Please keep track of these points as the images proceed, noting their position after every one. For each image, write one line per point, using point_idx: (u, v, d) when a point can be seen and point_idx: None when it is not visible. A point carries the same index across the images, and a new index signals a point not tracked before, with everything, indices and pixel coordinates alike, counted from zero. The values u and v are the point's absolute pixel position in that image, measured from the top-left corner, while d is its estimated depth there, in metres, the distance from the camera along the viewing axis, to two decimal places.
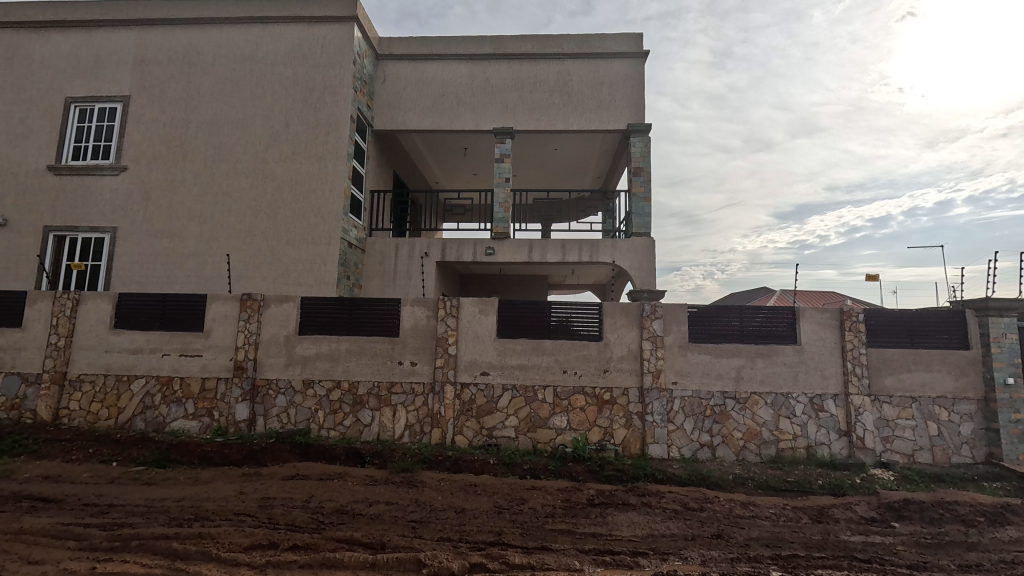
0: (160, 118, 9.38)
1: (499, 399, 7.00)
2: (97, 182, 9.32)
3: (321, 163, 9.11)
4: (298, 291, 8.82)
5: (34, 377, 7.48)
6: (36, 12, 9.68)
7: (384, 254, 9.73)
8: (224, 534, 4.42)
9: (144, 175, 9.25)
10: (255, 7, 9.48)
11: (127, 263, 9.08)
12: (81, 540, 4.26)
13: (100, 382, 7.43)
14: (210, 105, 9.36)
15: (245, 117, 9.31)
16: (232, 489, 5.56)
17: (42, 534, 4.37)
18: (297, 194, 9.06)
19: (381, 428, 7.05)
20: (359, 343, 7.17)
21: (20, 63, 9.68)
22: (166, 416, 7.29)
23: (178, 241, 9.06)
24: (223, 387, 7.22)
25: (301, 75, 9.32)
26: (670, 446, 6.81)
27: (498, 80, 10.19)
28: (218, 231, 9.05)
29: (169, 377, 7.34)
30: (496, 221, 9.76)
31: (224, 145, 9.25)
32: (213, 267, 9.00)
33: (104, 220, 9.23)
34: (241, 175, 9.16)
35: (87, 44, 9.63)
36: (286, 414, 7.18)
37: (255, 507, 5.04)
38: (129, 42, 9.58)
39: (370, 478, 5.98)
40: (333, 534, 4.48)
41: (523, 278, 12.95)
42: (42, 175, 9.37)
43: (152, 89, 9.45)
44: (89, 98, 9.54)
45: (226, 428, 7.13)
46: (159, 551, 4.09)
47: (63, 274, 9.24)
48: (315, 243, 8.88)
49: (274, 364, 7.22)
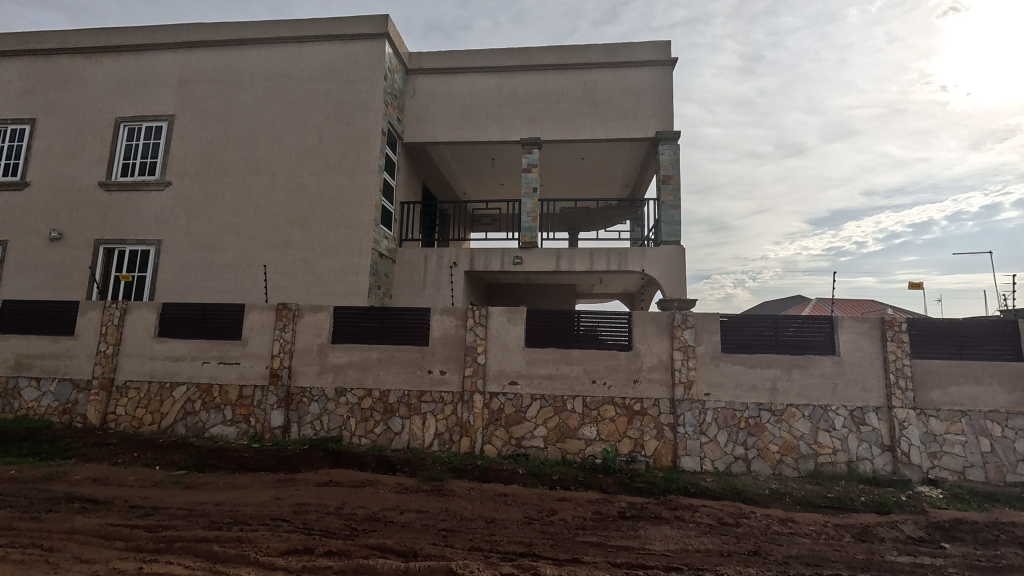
0: (201, 135, 9.80)
1: (527, 408, 6.99)
2: (143, 197, 9.78)
3: (353, 176, 9.34)
4: (331, 300, 9.04)
5: (84, 383, 7.86)
6: (90, 38, 10.31)
7: (414, 264, 9.90)
8: (261, 538, 4.53)
9: (186, 190, 9.66)
10: (290, 27, 9.85)
11: (171, 274, 9.47)
12: (128, 540, 4.44)
13: (145, 389, 7.74)
14: (248, 122, 9.74)
15: (281, 132, 9.64)
16: (269, 494, 5.71)
17: (92, 534, 4.55)
18: (330, 206, 9.31)
19: (411, 437, 7.12)
20: (390, 351, 7.29)
21: (75, 86, 10.29)
22: (206, 422, 7.53)
23: (217, 253, 9.41)
24: (259, 394, 7.43)
25: (334, 91, 9.62)
26: (703, 458, 6.66)
27: (525, 91, 10.28)
28: (254, 243, 9.37)
29: (209, 384, 7.60)
30: (523, 231, 9.79)
31: (260, 160, 9.60)
32: (251, 278, 9.31)
33: (149, 233, 9.66)
34: (277, 188, 9.47)
35: (135, 67, 10.17)
36: (319, 421, 7.32)
37: (290, 512, 5.16)
38: (174, 64, 10.07)
39: (402, 486, 6.05)
40: (366, 541, 4.54)
41: (551, 287, 12.92)
42: (94, 192, 9.90)
43: (195, 108, 9.89)
44: (137, 117, 10.05)
45: (262, 434, 7.33)
46: (201, 553, 4.22)
47: (111, 285, 9.70)
48: (347, 254, 9.10)
49: (308, 372, 7.40)
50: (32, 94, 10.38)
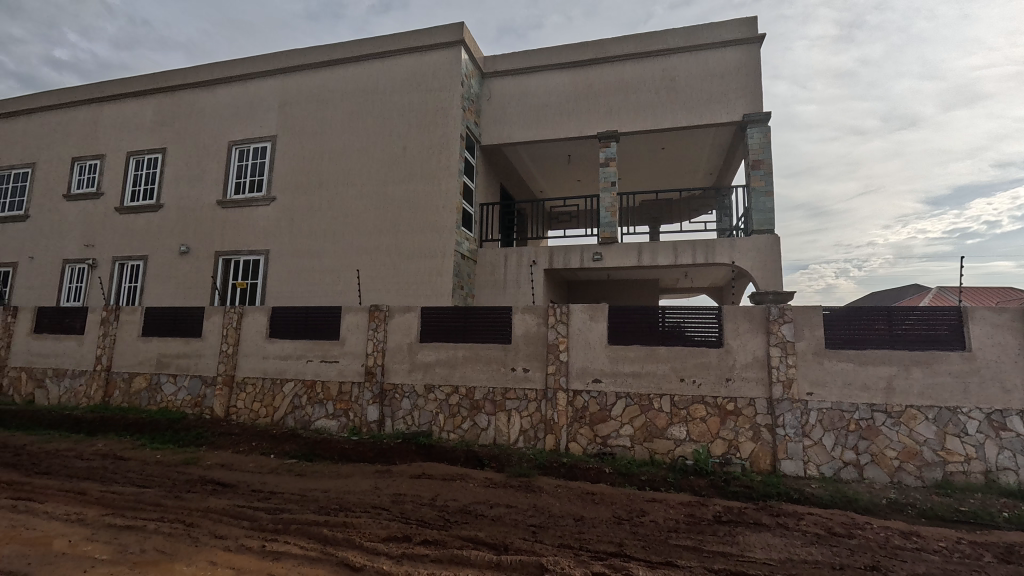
0: (299, 152, 10.67)
1: (612, 407, 6.87)
2: (252, 212, 10.83)
3: (435, 181, 9.71)
4: (418, 301, 9.48)
5: (211, 379, 8.86)
6: (206, 73, 11.59)
7: (495, 264, 10.10)
8: (365, 524, 4.86)
9: (288, 203, 10.56)
10: (374, 44, 10.43)
11: (278, 281, 10.40)
12: (253, 520, 4.95)
13: (259, 384, 8.58)
14: (339, 136, 10.45)
15: (369, 144, 10.24)
16: (369, 483, 6.11)
17: (224, 513, 5.14)
18: (414, 212, 9.75)
19: (497, 433, 7.27)
20: (475, 349, 7.50)
21: (196, 117, 11.63)
22: (311, 415, 8.19)
23: (316, 260, 10.20)
24: (357, 390, 7.96)
25: (415, 101, 10.05)
26: (807, 463, 6.18)
27: (601, 84, 10.11)
28: (348, 250, 10.04)
29: (313, 380, 8.26)
30: (603, 226, 9.64)
31: (352, 172, 10.26)
32: (346, 282, 9.99)
33: (259, 244, 10.68)
34: (367, 197, 10.08)
35: (243, 95, 11.29)
36: (411, 416, 7.69)
37: (389, 502, 5.48)
38: (274, 89, 11.06)
39: (490, 481, 6.21)
40: (459, 532, 4.72)
41: (633, 283, 12.59)
42: (213, 209, 11.12)
43: (294, 127, 10.78)
44: (245, 140, 11.14)
45: (360, 428, 7.84)
46: (314, 536, 4.61)
47: (229, 292, 10.84)
48: (431, 256, 9.48)
49: (399, 369, 7.80)
50: (163, 126, 11.87)
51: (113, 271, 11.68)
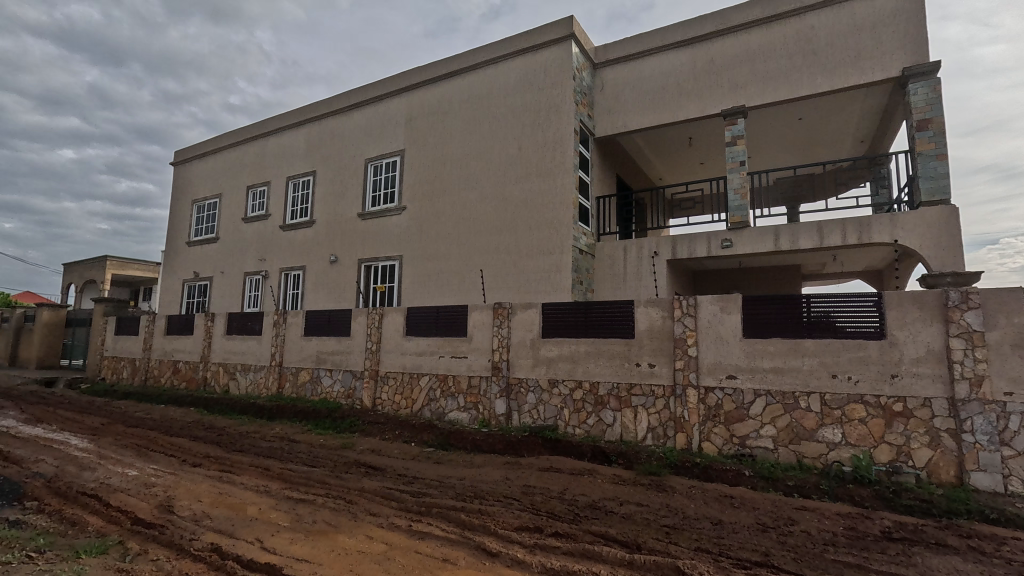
0: (424, 162, 11.46)
1: (750, 405, 6.35)
2: (387, 221, 11.88)
3: (551, 178, 9.79)
4: (539, 298, 9.65)
5: (359, 373, 9.93)
6: (345, 100, 12.98)
7: (614, 257, 9.90)
8: (498, 513, 5.08)
9: (417, 211, 11.40)
10: (488, 50, 10.81)
11: (411, 283, 11.29)
12: (400, 502, 5.45)
13: (400, 378, 9.41)
14: (459, 144, 11.03)
15: (487, 148, 10.65)
16: (500, 474, 6.38)
17: (376, 493, 5.73)
18: (532, 210, 9.93)
19: (624, 429, 7.12)
20: (597, 344, 7.43)
21: (338, 140, 13.08)
22: (445, 407, 8.77)
23: (444, 262, 10.87)
24: (484, 384, 8.35)
25: (529, 101, 10.23)
26: (1009, 477, 5.12)
27: (723, 58, 9.38)
28: (471, 251, 10.55)
29: (445, 375, 8.84)
30: (731, 210, 8.94)
31: (472, 176, 10.76)
32: (471, 282, 10.53)
33: (394, 250, 11.69)
34: (487, 200, 10.50)
35: (376, 115, 12.44)
36: (537, 410, 7.86)
37: (519, 493, 5.67)
38: (401, 107, 12.01)
39: (619, 478, 6.12)
40: (589, 527, 4.72)
41: (770, 270, 11.49)
42: (355, 221, 12.42)
43: (419, 140, 11.61)
44: (379, 156, 12.26)
45: (489, 420, 8.21)
46: (453, 520, 4.93)
47: (371, 295, 12.03)
48: (550, 253, 9.59)
49: (524, 364, 8.02)
50: (313, 151, 13.55)
51: (280, 281, 13.63)
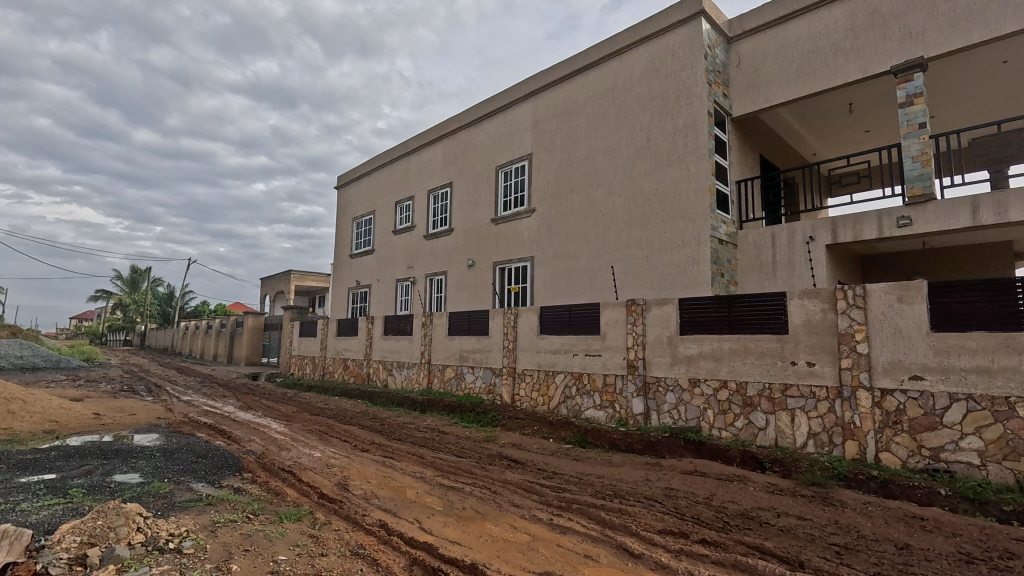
0: (552, 164, 11.62)
1: (944, 412, 5.34)
2: (518, 224, 12.29)
3: (684, 166, 9.29)
4: (675, 293, 9.22)
5: (498, 370, 10.44)
6: (475, 112, 13.75)
7: (761, 246, 9.05)
8: (640, 514, 4.98)
9: (547, 212, 11.61)
10: (612, 43, 10.62)
11: (543, 283, 11.54)
12: (541, 495, 5.62)
13: (536, 375, 9.68)
14: (585, 141, 10.99)
15: (613, 142, 10.47)
16: (641, 474, 6.23)
17: (518, 485, 5.99)
18: (664, 201, 9.52)
19: (779, 434, 6.46)
20: (744, 341, 6.88)
21: (471, 151, 13.90)
22: (581, 405, 8.80)
23: (574, 261, 10.92)
24: (620, 383, 8.23)
25: (656, 88, 9.83)
26: None
27: (892, 5, 8.03)
28: (602, 247, 10.45)
29: (580, 372, 8.89)
30: (909, 182, 7.61)
31: (599, 173, 10.66)
32: (603, 279, 10.43)
33: (526, 251, 12.05)
34: (616, 195, 10.32)
35: (504, 123, 12.96)
36: (677, 410, 7.50)
37: (662, 495, 5.48)
38: (528, 112, 12.35)
39: (775, 487, 5.59)
40: (741, 538, 4.39)
41: (967, 250, 9.51)
42: (489, 226, 13.07)
43: (546, 142, 11.83)
44: (508, 162, 12.75)
45: (626, 419, 8.06)
46: (594, 517, 4.95)
47: (506, 296, 12.56)
48: (686, 245, 9.10)
49: (661, 363, 7.73)
50: (450, 164, 14.58)
51: (426, 286, 14.90)
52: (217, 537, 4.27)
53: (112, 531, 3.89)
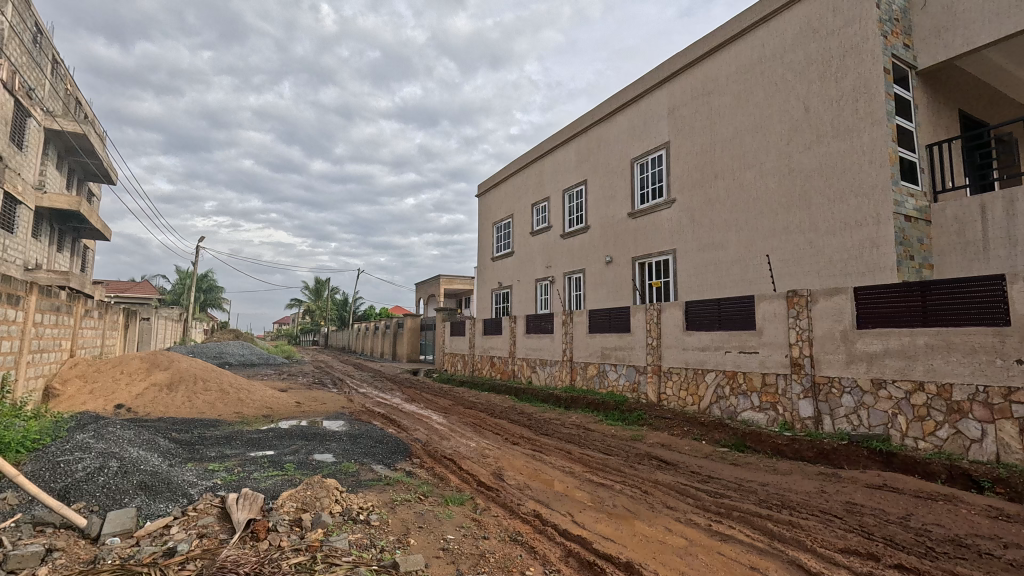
0: (693, 150, 10.96)
1: None
2: (657, 216, 11.81)
3: (854, 136, 8.09)
4: (849, 281, 8.09)
5: (643, 368, 10.19)
6: (608, 107, 13.57)
7: (965, 220, 7.52)
8: (815, 528, 4.48)
9: (689, 201, 10.97)
10: (757, 10, 9.68)
11: (687, 277, 10.95)
12: (697, 499, 5.36)
13: (684, 374, 9.24)
14: (730, 121, 10.17)
15: (764, 118, 9.52)
16: (814, 485, 5.58)
17: (671, 487, 5.78)
18: (830, 177, 8.40)
19: (1002, 448, 5.28)
20: (945, 335, 5.78)
21: (605, 146, 13.73)
22: (736, 406, 8.19)
23: (722, 251, 10.18)
24: (783, 383, 7.49)
25: (815, 51, 8.72)
26: None
27: None
28: (754, 235, 9.58)
29: (734, 371, 8.28)
30: None
31: (748, 153, 9.77)
32: (757, 269, 9.55)
33: (667, 244, 11.53)
34: (768, 176, 9.37)
35: (638, 114, 12.57)
36: (857, 415, 6.57)
37: (841, 510, 4.86)
38: (663, 99, 11.83)
39: (998, 511, 4.60)
40: (952, 568, 3.71)
41: None
42: (626, 221, 12.79)
43: (685, 128, 11.19)
44: (644, 154, 12.33)
45: (792, 423, 7.29)
46: (759, 527, 4.57)
47: (647, 291, 12.17)
48: (861, 225, 7.93)
49: (833, 361, 6.85)
50: (583, 162, 14.59)
51: (564, 284, 15.11)
52: (396, 513, 4.86)
53: (318, 500, 4.69)
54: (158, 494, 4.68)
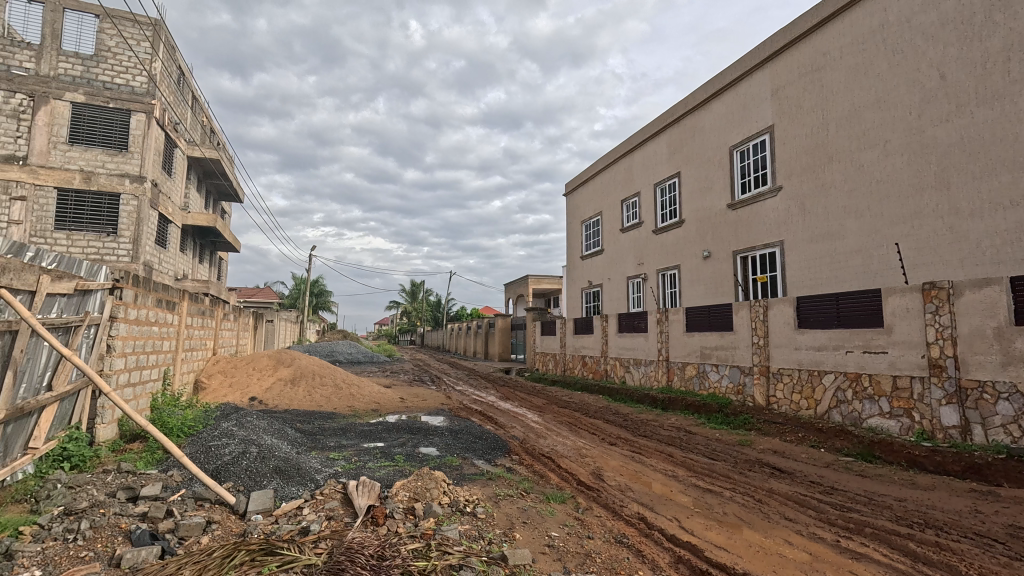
0: (801, 132, 10.08)
1: None
2: (761, 206, 10.99)
3: (1006, 102, 7.06)
4: (1003, 270, 7.03)
5: (748, 369, 9.57)
6: (702, 94, 12.91)
7: None
8: (970, 553, 3.93)
9: (798, 187, 10.09)
10: None
11: (796, 270, 10.09)
12: (820, 512, 4.92)
13: (796, 375, 8.54)
14: (846, 97, 9.23)
15: (888, 90, 8.52)
16: (964, 503, 4.90)
17: (789, 498, 5.35)
18: (976, 152, 7.36)
19: None
20: None
21: (700, 135, 13.08)
22: (861, 412, 7.42)
23: (839, 241, 9.26)
24: (919, 387, 6.66)
25: (952, 10, 7.70)
26: None
27: None
28: (879, 221, 8.60)
29: (857, 373, 7.52)
30: None
31: (869, 131, 8.80)
32: (882, 260, 8.57)
33: (773, 236, 10.70)
34: (895, 155, 8.37)
35: (737, 98, 11.83)
36: (1017, 426, 5.67)
37: (1004, 534, 4.21)
38: (765, 80, 11.02)
39: None
40: None
41: None
42: (725, 213, 12.08)
43: (791, 109, 10.34)
44: (744, 140, 11.57)
45: (932, 433, 6.45)
46: (897, 547, 4.10)
47: (751, 287, 11.39)
48: (1017, 204, 6.90)
49: (984, 362, 5.97)
50: (676, 153, 14.00)
51: (658, 281, 14.61)
52: (500, 507, 4.99)
53: (428, 490, 4.91)
54: (291, 478, 5.20)
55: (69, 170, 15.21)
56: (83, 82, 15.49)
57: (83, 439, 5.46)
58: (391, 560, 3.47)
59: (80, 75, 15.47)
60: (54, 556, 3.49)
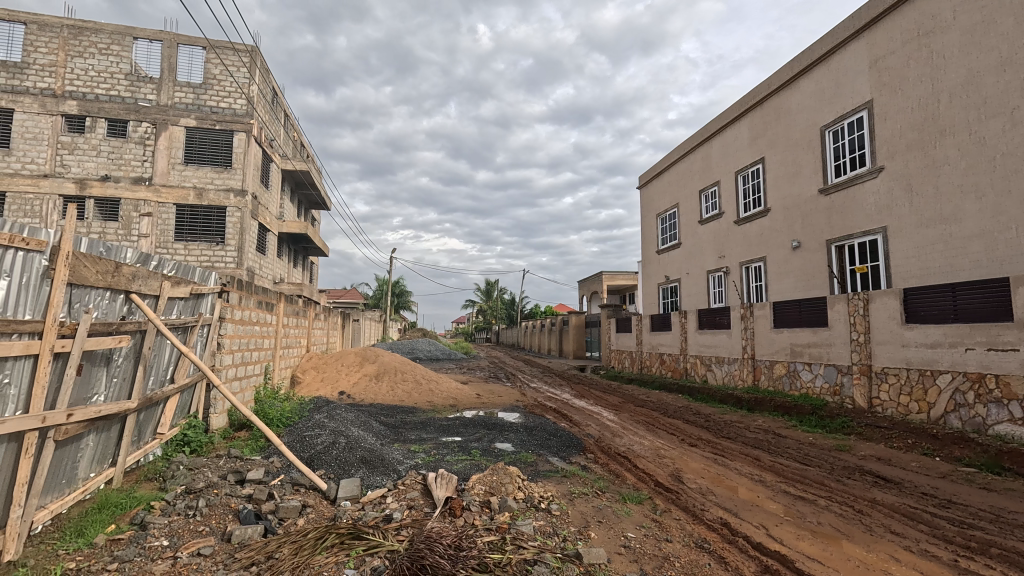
0: (906, 105, 9.07)
1: None
2: (859, 190, 10.03)
3: None
4: None
5: (847, 368, 8.79)
6: (789, 72, 12.00)
7: None
8: None
9: (902, 167, 9.09)
10: None
11: (903, 259, 9.10)
12: (933, 527, 4.42)
13: (904, 375, 7.72)
14: (960, 63, 8.19)
15: (1014, 51, 7.47)
16: None
17: (895, 509, 4.86)
18: None
19: None
20: None
21: (787, 117, 12.17)
22: (986, 417, 6.57)
23: (954, 225, 8.24)
24: None
25: None
26: None
27: None
28: (1006, 201, 7.54)
29: (980, 374, 6.67)
30: None
31: (991, 99, 7.75)
32: (1009, 245, 7.50)
33: (873, 222, 9.72)
34: None
35: (828, 74, 10.88)
36: None
37: None
38: (861, 51, 10.04)
39: None
40: None
41: None
42: (817, 199, 11.16)
43: (893, 80, 9.34)
44: (838, 119, 10.61)
45: None
46: None
47: (848, 278, 10.41)
48: None
49: None
50: (759, 138, 13.14)
51: (741, 275, 13.81)
52: (575, 505, 4.97)
53: (504, 485, 5.03)
54: (375, 468, 5.52)
55: (184, 187, 17.15)
56: (194, 108, 17.34)
57: (200, 426, 6.13)
58: (467, 551, 3.58)
59: (191, 102, 17.32)
60: (178, 529, 3.96)
